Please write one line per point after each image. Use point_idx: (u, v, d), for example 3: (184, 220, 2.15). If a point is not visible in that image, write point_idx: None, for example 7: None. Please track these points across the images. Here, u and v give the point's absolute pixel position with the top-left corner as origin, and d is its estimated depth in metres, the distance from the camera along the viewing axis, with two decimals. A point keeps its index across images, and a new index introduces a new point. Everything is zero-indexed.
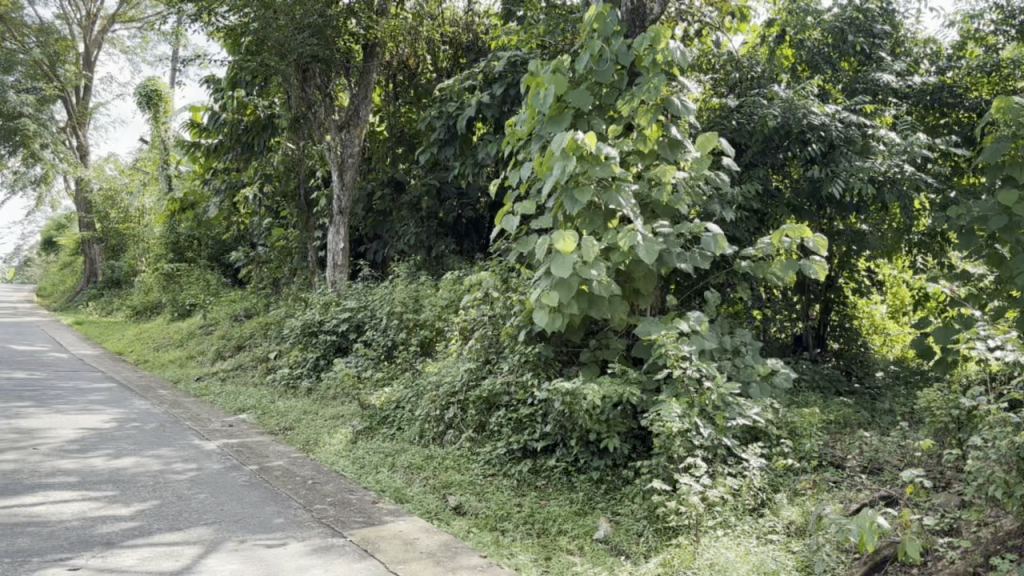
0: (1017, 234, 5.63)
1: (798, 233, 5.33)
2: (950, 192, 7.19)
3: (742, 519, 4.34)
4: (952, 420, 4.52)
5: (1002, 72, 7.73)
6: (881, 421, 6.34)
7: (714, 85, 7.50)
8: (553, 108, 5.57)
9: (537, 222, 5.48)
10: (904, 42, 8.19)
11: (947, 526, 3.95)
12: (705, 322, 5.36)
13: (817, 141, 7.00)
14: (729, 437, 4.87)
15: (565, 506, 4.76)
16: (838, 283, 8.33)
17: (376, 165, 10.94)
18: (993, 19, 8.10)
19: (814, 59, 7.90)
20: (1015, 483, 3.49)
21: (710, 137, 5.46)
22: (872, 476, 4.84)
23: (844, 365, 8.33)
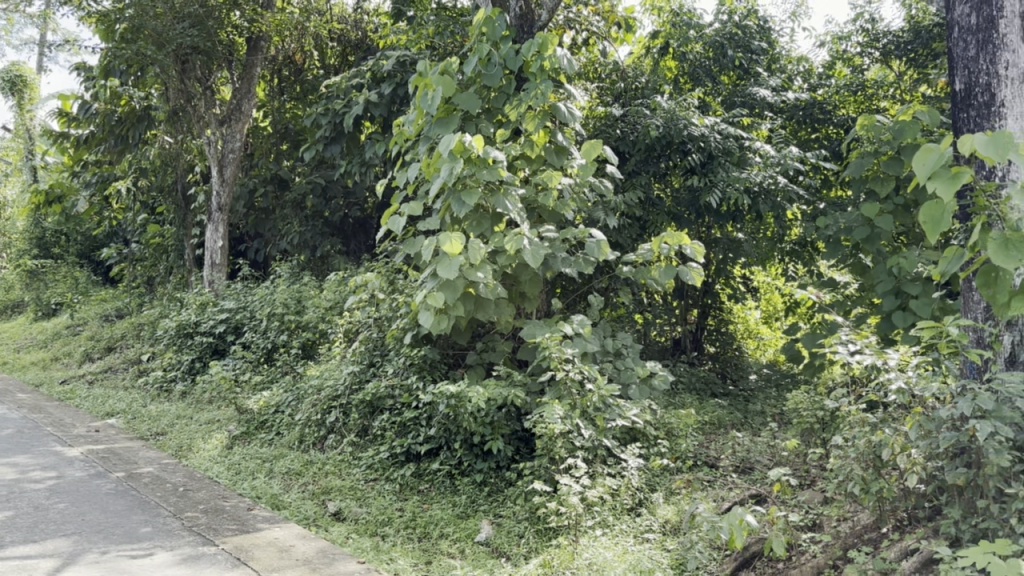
0: (877, 245, 6.01)
1: (676, 241, 5.54)
2: (819, 203, 7.55)
3: (620, 518, 4.44)
4: (818, 421, 4.78)
5: (867, 92, 8.16)
6: (753, 421, 6.60)
7: (601, 93, 7.70)
8: (441, 109, 5.55)
9: (424, 224, 5.44)
10: (779, 59, 8.55)
11: (810, 522, 4.15)
12: (589, 325, 5.46)
13: (696, 151, 7.25)
14: (610, 438, 4.97)
15: (447, 510, 4.74)
16: (715, 289, 8.62)
17: (259, 161, 10.63)
18: (859, 41, 8.57)
19: (695, 71, 8.08)
20: (872, 480, 3.72)
21: (595, 145, 5.59)
22: (744, 475, 5.05)
23: (720, 368, 8.61)
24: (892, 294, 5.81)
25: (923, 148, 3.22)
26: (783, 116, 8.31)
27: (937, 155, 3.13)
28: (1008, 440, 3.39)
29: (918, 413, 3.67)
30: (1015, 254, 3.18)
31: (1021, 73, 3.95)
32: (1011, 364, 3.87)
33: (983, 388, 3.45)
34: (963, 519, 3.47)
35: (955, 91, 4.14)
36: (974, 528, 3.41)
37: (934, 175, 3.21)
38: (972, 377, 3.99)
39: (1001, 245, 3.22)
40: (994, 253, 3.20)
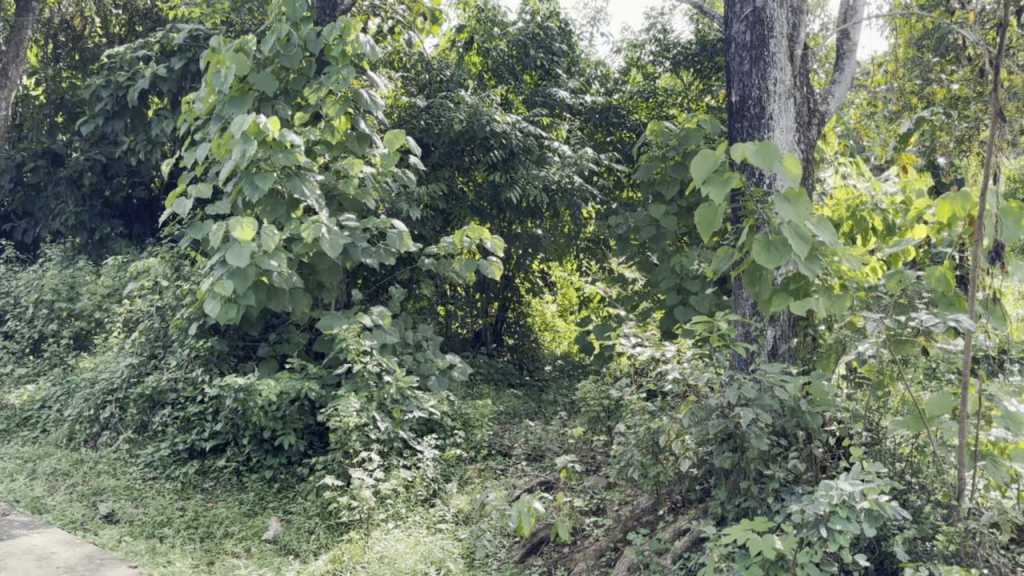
0: (662, 245, 6.41)
1: (476, 234, 5.61)
2: (612, 204, 7.93)
3: (413, 510, 4.43)
4: (604, 409, 4.96)
5: (659, 99, 8.55)
6: (546, 410, 6.82)
7: (405, 83, 7.61)
8: (235, 88, 5.31)
9: (213, 208, 5.17)
10: (578, 61, 8.85)
11: (594, 506, 4.36)
12: (388, 317, 5.40)
13: (499, 148, 7.34)
14: (406, 430, 4.93)
15: (233, 508, 4.55)
16: (515, 283, 8.82)
17: (28, 133, 9.65)
18: (652, 50, 8.89)
19: (499, 68, 8.29)
20: (650, 465, 3.96)
21: (398, 134, 5.54)
22: (534, 463, 5.22)
23: (517, 359, 8.85)
24: (674, 291, 6.24)
25: (699, 152, 3.47)
26: (580, 117, 8.64)
27: (712, 159, 3.40)
28: (769, 425, 3.70)
29: (692, 402, 3.91)
30: (776, 254, 3.51)
31: (786, 89, 4.32)
32: (772, 356, 4.25)
33: (747, 377, 3.74)
34: (729, 500, 3.75)
35: (732, 102, 4.44)
36: (737, 507, 3.70)
37: (709, 178, 3.47)
38: (740, 368, 4.32)
39: (764, 246, 3.53)
40: (758, 253, 3.51)
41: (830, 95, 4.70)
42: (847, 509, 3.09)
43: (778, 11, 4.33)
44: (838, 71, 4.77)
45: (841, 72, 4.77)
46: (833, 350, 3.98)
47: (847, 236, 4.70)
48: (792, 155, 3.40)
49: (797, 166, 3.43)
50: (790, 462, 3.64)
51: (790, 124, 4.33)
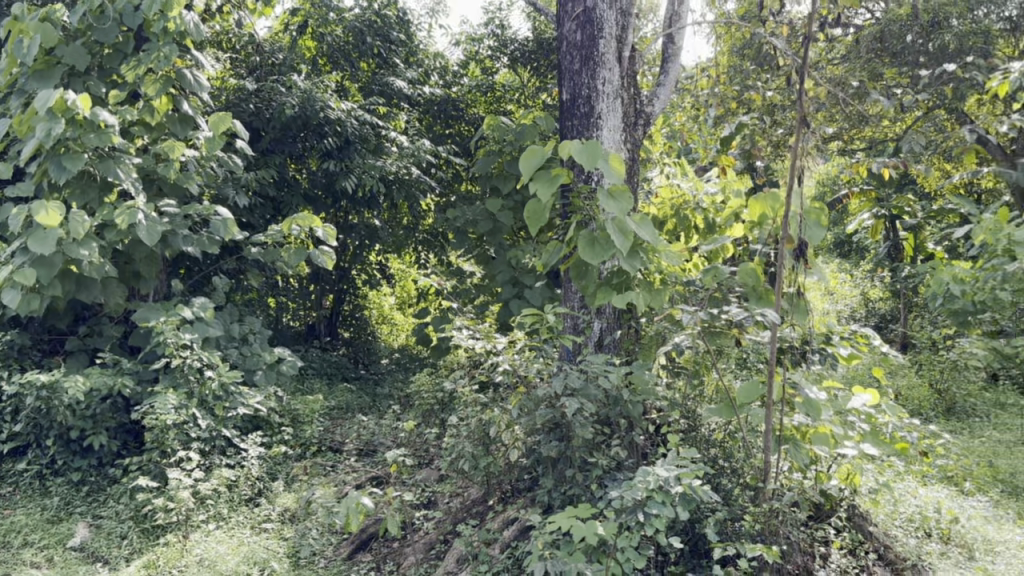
0: (499, 239, 6.48)
1: (307, 223, 5.40)
2: (450, 196, 7.92)
3: (236, 510, 4.27)
4: (437, 402, 4.98)
5: (496, 93, 8.69)
6: (380, 404, 6.75)
7: (234, 64, 7.40)
8: (40, 60, 4.94)
9: (14, 188, 4.80)
10: (416, 52, 8.82)
11: (425, 499, 4.38)
12: (211, 309, 5.15)
13: (333, 135, 7.16)
14: (228, 428, 4.77)
15: (34, 515, 4.22)
16: (350, 275, 8.67)
17: None
18: (489, 45, 8.93)
19: (334, 53, 8.06)
20: (480, 456, 3.99)
21: (223, 118, 5.28)
22: (365, 458, 5.16)
23: (352, 353, 8.72)
24: (509, 284, 6.31)
25: (528, 148, 3.50)
26: (419, 108, 8.68)
27: (539, 156, 3.45)
28: (594, 415, 3.82)
29: (522, 393, 3.96)
30: (600, 250, 3.64)
31: (614, 90, 4.45)
32: (599, 348, 4.41)
33: (574, 368, 3.83)
34: (555, 488, 3.84)
35: (563, 100, 4.54)
36: (563, 495, 3.79)
37: (537, 175, 3.53)
38: (568, 359, 4.46)
39: (589, 242, 3.66)
40: (583, 249, 3.63)
41: (655, 97, 4.89)
42: (663, 494, 3.18)
43: (608, 13, 4.45)
44: (663, 73, 4.97)
45: (666, 74, 4.97)
46: (653, 342, 4.19)
47: (670, 233, 4.89)
48: (616, 154, 3.49)
49: (621, 165, 3.53)
50: (613, 450, 3.77)
51: (617, 123, 4.47)
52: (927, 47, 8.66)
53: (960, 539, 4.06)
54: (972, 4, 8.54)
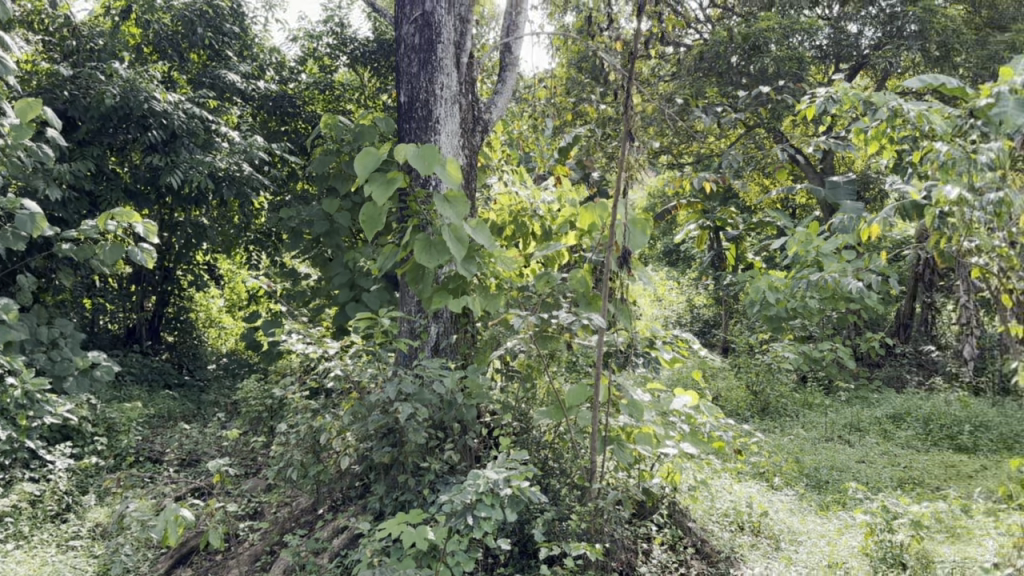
0: (335, 240, 6.35)
1: (127, 218, 5.00)
2: (285, 196, 7.67)
3: (39, 527, 3.96)
4: (265, 409, 4.76)
5: (334, 92, 8.48)
6: (205, 412, 6.47)
7: (46, 48, 6.89)
8: None
9: None
10: (251, 45, 8.53)
11: (251, 509, 4.23)
12: (14, 311, 4.74)
13: (158, 128, 6.82)
14: (32, 439, 4.46)
15: None
16: (175, 276, 8.28)
17: None
18: (329, 43, 8.77)
19: (160, 43, 7.75)
20: (309, 464, 3.88)
21: (31, 104, 4.90)
22: (187, 469, 4.93)
23: (176, 358, 8.31)
24: (346, 287, 6.17)
25: (363, 151, 3.45)
26: (252, 103, 8.31)
27: (374, 158, 3.40)
28: (426, 419, 3.80)
29: (353, 398, 3.88)
30: (436, 254, 3.63)
31: (452, 95, 4.47)
32: (435, 352, 4.40)
33: (408, 372, 3.78)
34: (386, 494, 3.80)
35: (401, 102, 4.51)
36: (394, 502, 3.75)
37: (371, 177, 3.48)
38: (403, 364, 4.45)
39: (425, 246, 3.64)
40: (419, 253, 3.61)
41: (493, 105, 4.95)
42: (492, 496, 3.19)
43: (446, 18, 4.46)
44: (501, 81, 5.04)
45: (504, 82, 5.04)
46: (488, 346, 4.20)
47: (508, 239, 4.94)
48: (452, 159, 3.48)
49: (457, 171, 3.54)
50: (445, 453, 3.77)
51: (455, 128, 4.49)
52: (749, 69, 9.24)
53: (769, 530, 4.35)
54: (789, 31, 9.07)
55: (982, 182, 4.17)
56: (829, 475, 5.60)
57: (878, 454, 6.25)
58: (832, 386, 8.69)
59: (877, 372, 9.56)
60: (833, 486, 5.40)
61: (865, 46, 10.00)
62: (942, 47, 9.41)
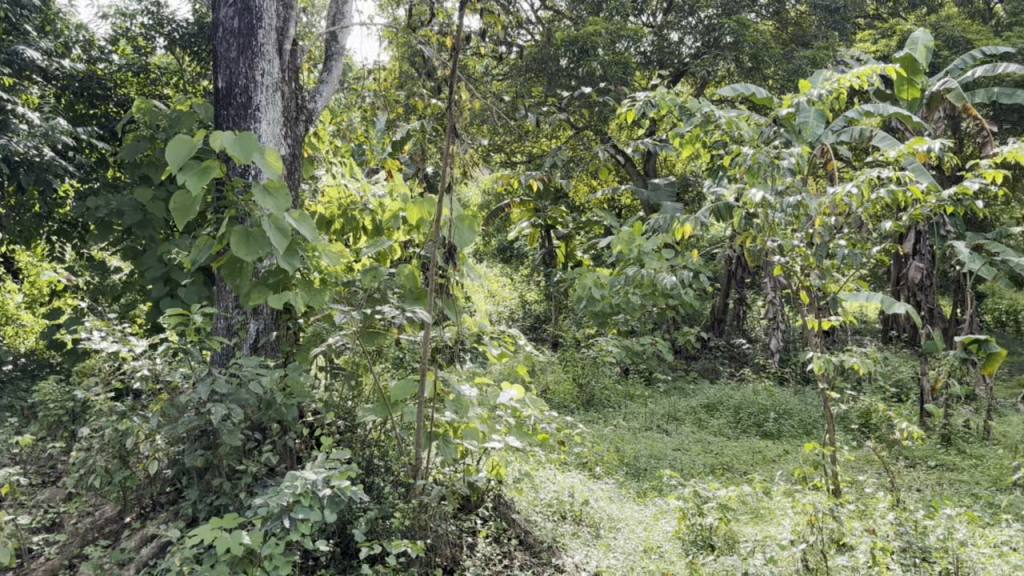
0: (149, 232, 5.97)
1: None
2: (93, 183, 7.11)
3: None
4: (65, 413, 4.44)
5: (149, 75, 7.95)
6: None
7: None
8: None
9: None
10: (54, 20, 7.93)
11: (48, 521, 3.94)
12: None
13: None
14: None
15: None
16: None
17: None
18: (143, 23, 8.39)
19: None
20: (115, 470, 3.65)
21: None
22: None
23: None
24: (161, 281, 5.82)
25: (175, 136, 3.25)
26: (55, 84, 7.69)
27: (187, 145, 3.22)
28: (243, 420, 3.65)
29: (164, 399, 3.67)
30: (255, 247, 3.48)
31: (274, 83, 4.32)
32: (254, 350, 4.25)
33: (223, 372, 3.61)
34: (200, 499, 3.63)
35: (218, 88, 4.30)
36: (209, 506, 3.58)
37: (185, 165, 3.29)
38: (219, 362, 4.28)
39: (243, 238, 3.48)
40: (237, 246, 3.45)
41: (317, 94, 4.82)
42: (310, 497, 3.10)
43: (268, 2, 4.30)
44: (326, 70, 4.91)
45: (329, 72, 4.92)
46: (309, 344, 4.06)
47: (337, 232, 4.80)
48: (272, 147, 3.34)
49: (278, 160, 3.40)
50: (263, 455, 3.63)
51: (276, 116, 4.35)
52: (577, 71, 9.54)
53: (590, 518, 4.48)
54: (614, 36, 9.42)
55: (783, 185, 4.49)
56: (646, 463, 5.86)
57: (692, 441, 6.59)
58: (652, 378, 9.11)
59: (694, 364, 10.11)
60: (648, 473, 5.65)
61: (685, 55, 10.55)
62: (752, 59, 10.08)
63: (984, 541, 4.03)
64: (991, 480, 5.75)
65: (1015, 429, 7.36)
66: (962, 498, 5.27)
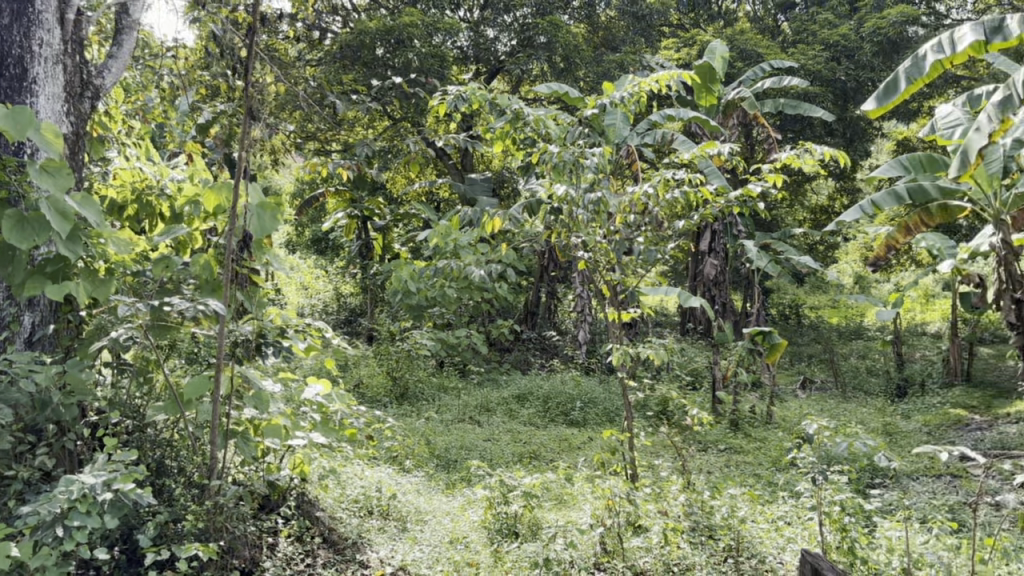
0: None
1: None
2: None
3: None
4: None
5: None
6: None
7: None
8: None
9: None
10: None
11: None
12: None
13: None
14: None
15: None
16: None
17: None
18: None
19: None
20: None
21: None
22: None
23: None
24: None
25: None
26: None
27: None
28: (14, 422, 3.32)
29: None
30: (30, 233, 3.18)
31: (54, 54, 4.00)
32: (30, 345, 3.90)
33: None
34: None
35: None
36: None
37: None
38: None
39: (17, 223, 3.17)
40: (8, 231, 3.13)
41: (106, 70, 4.46)
42: (88, 503, 2.85)
43: None
44: (115, 45, 4.55)
45: (119, 46, 4.55)
46: (92, 338, 3.77)
47: (130, 219, 4.45)
48: (51, 124, 3.07)
49: (58, 138, 3.13)
50: (37, 459, 3.33)
51: (57, 91, 4.03)
52: (393, 61, 9.47)
53: (397, 512, 4.46)
54: (430, 29, 9.45)
55: (587, 183, 4.65)
56: (457, 455, 5.90)
57: (503, 431, 6.73)
58: (466, 370, 9.21)
59: (507, 356, 10.34)
60: (458, 465, 5.73)
61: (500, 53, 10.67)
62: (564, 60, 10.39)
63: (764, 517, 4.37)
64: (771, 460, 6.26)
65: (792, 413, 8.05)
66: (745, 477, 5.70)
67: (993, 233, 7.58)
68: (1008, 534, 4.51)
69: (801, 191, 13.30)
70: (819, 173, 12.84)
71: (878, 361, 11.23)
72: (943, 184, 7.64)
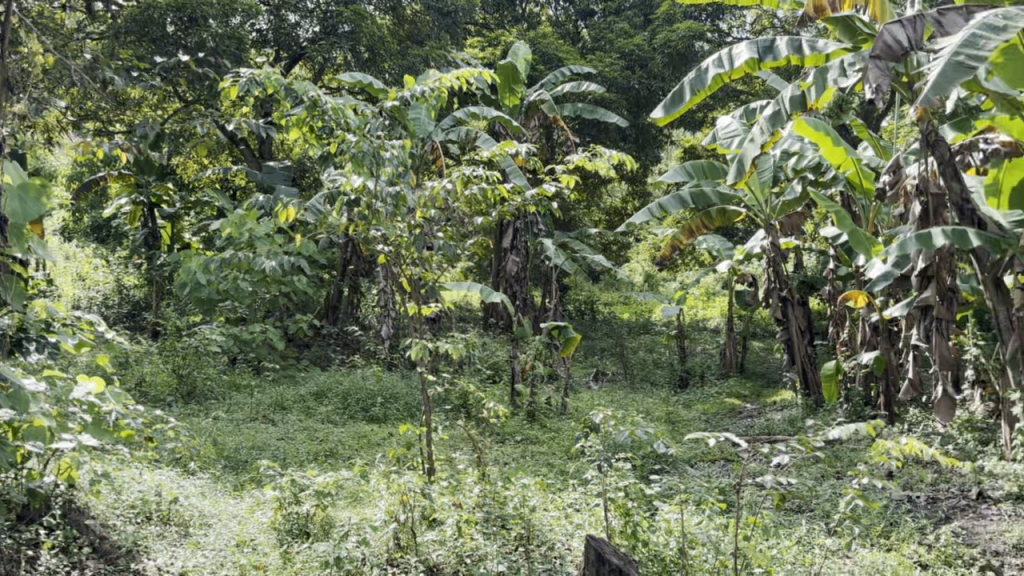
0: None
1: None
2: None
3: None
4: None
5: None
6: None
7: None
8: None
9: None
10: None
11: None
12: None
13: None
14: None
15: None
16: None
17: None
18: None
19: None
20: None
21: None
22: None
23: None
24: None
25: None
26: None
27: None
28: None
29: None
30: None
31: None
32: None
33: None
34: None
35: None
36: None
37: None
38: None
39: None
40: None
41: None
42: None
43: None
44: None
45: None
46: None
47: None
48: None
49: None
50: None
51: None
52: (185, 40, 8.98)
53: (178, 517, 4.23)
54: (226, 9, 9.08)
55: (386, 174, 4.59)
56: (247, 455, 5.67)
57: (298, 429, 6.54)
58: (261, 367, 8.88)
59: (305, 352, 10.07)
60: (246, 466, 5.50)
61: (302, 38, 10.46)
62: (369, 51, 10.22)
63: (554, 505, 4.50)
64: (563, 450, 6.49)
65: (584, 404, 8.39)
66: (538, 467, 5.88)
67: (763, 236, 8.26)
68: (769, 512, 4.94)
69: (597, 193, 13.89)
70: (614, 176, 13.44)
71: (664, 354, 11.95)
72: (721, 189, 8.20)
